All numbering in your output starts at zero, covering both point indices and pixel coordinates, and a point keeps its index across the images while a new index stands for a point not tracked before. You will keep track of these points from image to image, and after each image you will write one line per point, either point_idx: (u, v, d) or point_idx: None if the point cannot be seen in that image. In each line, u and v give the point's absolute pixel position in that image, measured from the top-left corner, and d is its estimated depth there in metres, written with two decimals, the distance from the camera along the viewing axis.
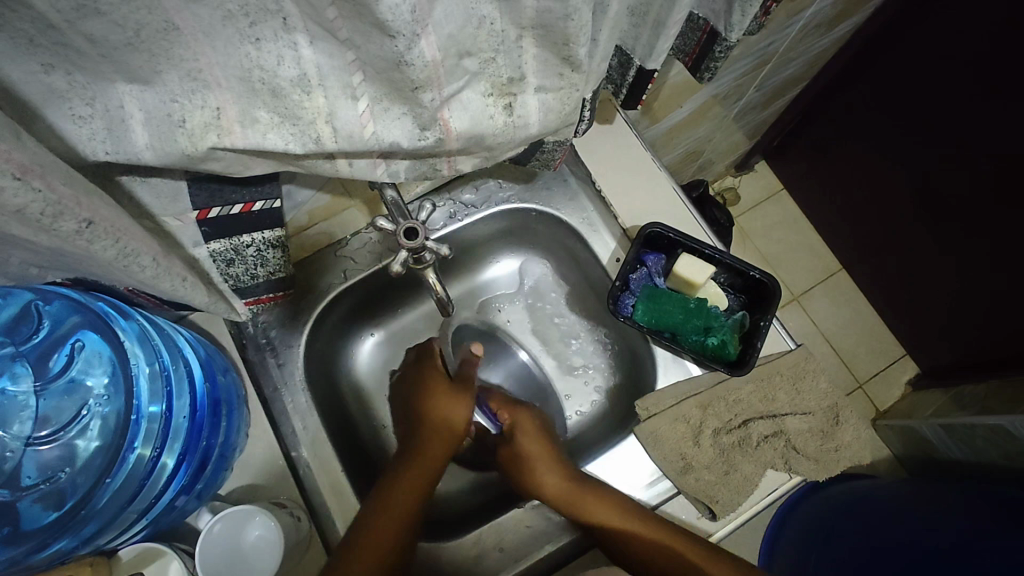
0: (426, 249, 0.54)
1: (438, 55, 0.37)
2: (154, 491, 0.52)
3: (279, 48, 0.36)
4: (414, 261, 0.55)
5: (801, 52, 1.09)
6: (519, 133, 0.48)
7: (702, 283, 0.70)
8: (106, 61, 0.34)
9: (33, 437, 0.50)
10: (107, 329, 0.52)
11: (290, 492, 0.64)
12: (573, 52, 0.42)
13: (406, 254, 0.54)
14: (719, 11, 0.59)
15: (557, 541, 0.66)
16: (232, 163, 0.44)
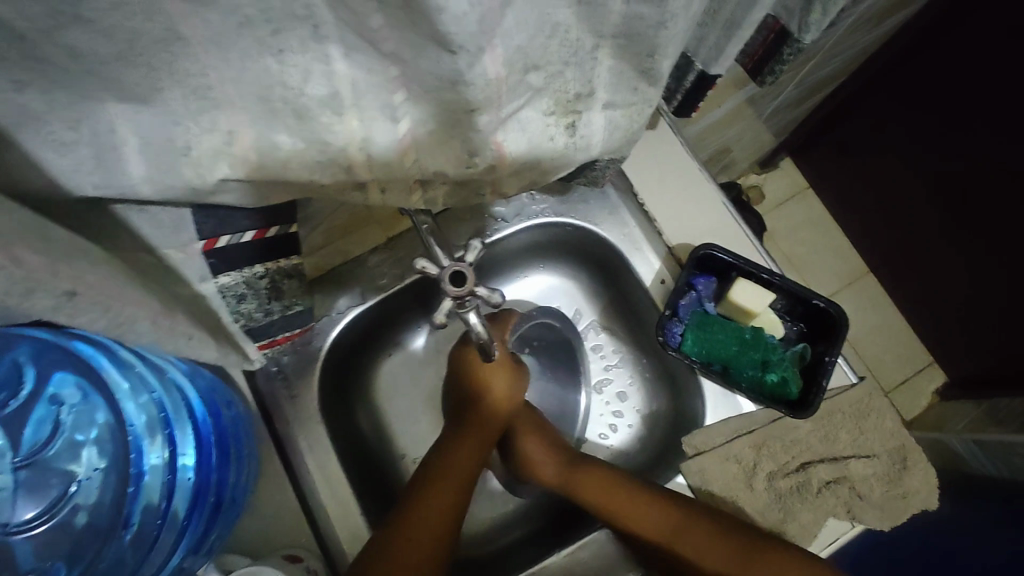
0: (474, 296, 0.47)
1: (502, 72, 0.30)
2: (161, 557, 0.47)
3: (308, 61, 0.29)
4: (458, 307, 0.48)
5: (847, 48, 1.01)
6: (579, 155, 0.41)
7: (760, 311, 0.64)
8: (92, 77, 0.27)
9: (18, 521, 0.44)
10: (91, 375, 0.46)
11: (306, 540, 0.58)
12: (655, 64, 0.35)
13: (451, 303, 0.46)
14: (794, 9, 0.52)
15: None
16: (246, 193, 0.37)
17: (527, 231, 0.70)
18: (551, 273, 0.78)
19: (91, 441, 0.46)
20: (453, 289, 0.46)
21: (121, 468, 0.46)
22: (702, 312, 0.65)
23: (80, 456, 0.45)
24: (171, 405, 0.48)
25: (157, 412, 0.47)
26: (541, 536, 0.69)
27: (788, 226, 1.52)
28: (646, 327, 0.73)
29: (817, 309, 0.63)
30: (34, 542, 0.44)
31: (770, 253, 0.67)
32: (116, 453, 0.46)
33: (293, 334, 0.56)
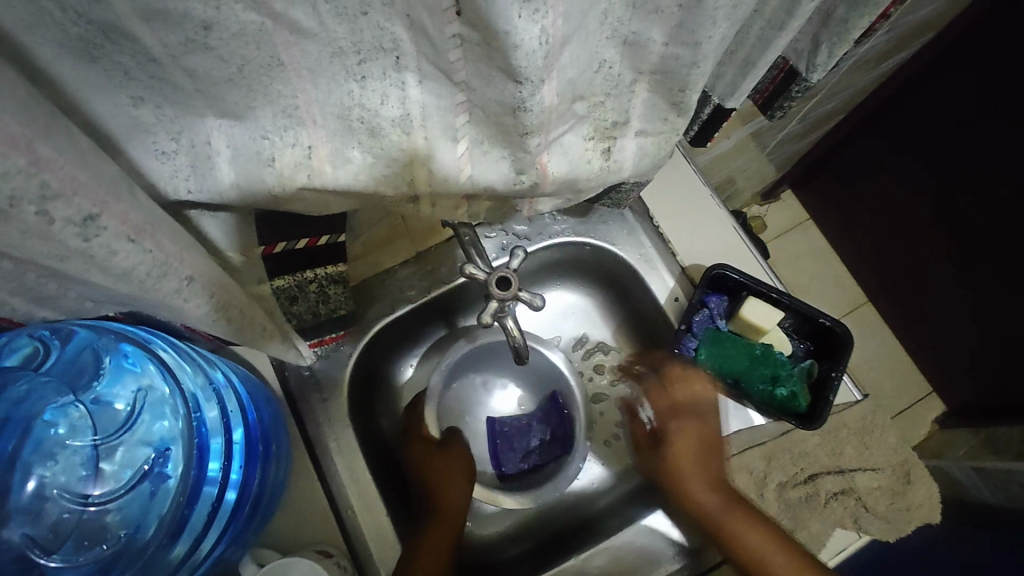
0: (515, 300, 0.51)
1: (555, 100, 0.34)
2: (207, 546, 0.49)
3: (385, 87, 0.34)
4: (501, 311, 0.51)
5: (848, 85, 1.06)
6: (612, 177, 0.45)
7: (768, 328, 0.67)
8: (201, 95, 0.31)
9: (88, 497, 0.45)
10: (160, 363, 0.49)
11: (334, 537, 0.60)
12: (685, 98, 0.39)
13: (497, 306, 0.50)
14: (803, 50, 0.57)
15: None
16: (314, 203, 0.40)
17: (549, 250, 0.74)
18: (569, 291, 0.81)
19: (158, 425, 0.49)
20: (498, 293, 0.50)
21: (186, 448, 0.48)
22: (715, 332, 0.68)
23: (151, 438, 0.48)
24: (225, 402, 0.52)
25: (217, 403, 0.51)
26: (544, 552, 0.70)
27: (789, 255, 1.57)
28: (660, 344, 0.77)
29: (824, 328, 0.66)
30: (100, 519, 0.45)
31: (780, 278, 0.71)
32: (180, 441, 0.49)
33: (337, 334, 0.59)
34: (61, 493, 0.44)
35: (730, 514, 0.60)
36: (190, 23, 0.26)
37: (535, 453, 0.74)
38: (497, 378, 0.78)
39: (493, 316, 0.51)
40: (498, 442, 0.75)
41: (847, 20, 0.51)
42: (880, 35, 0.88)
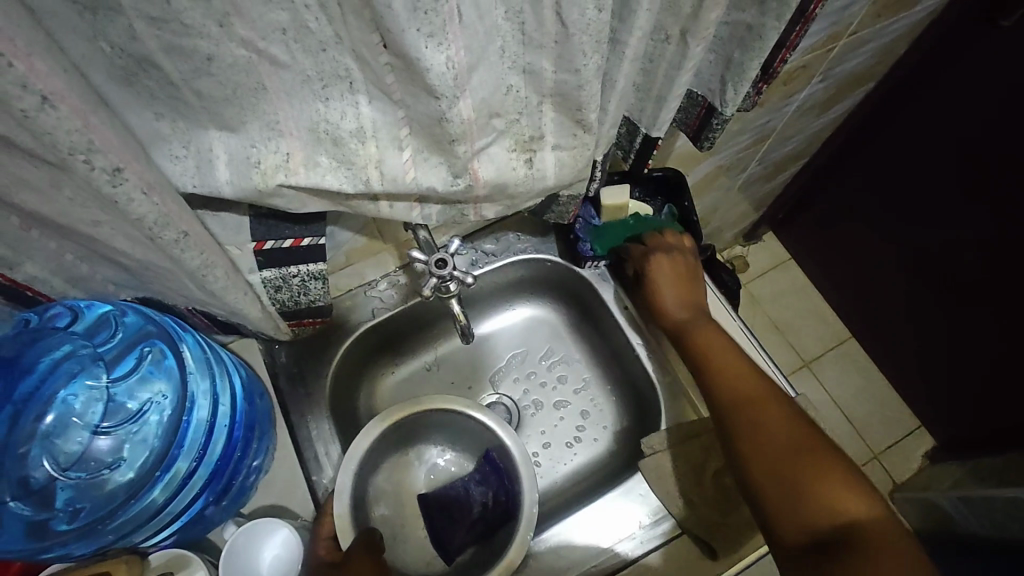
0: (453, 280, 0.59)
1: (473, 115, 0.44)
2: (182, 504, 0.55)
3: (343, 106, 0.45)
4: (441, 291, 0.60)
5: (799, 129, 1.17)
6: (538, 184, 0.55)
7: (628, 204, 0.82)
8: (205, 111, 0.42)
9: (99, 427, 0.53)
10: (172, 339, 0.56)
11: (309, 514, 0.67)
12: (585, 116, 0.50)
13: (435, 283, 0.59)
14: (715, 89, 0.68)
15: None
16: (292, 201, 0.51)
17: (515, 266, 0.83)
18: (536, 306, 0.90)
19: (162, 381, 0.55)
20: (437, 272, 0.59)
21: (173, 422, 0.54)
22: (596, 225, 0.81)
23: (156, 390, 0.55)
24: (219, 390, 0.58)
25: (211, 376, 0.57)
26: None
27: (772, 292, 1.62)
28: (615, 351, 0.84)
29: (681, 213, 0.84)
30: (103, 447, 0.53)
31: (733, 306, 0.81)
32: (177, 395, 0.55)
33: (318, 320, 0.68)
34: (80, 422, 0.53)
35: (689, 321, 0.73)
36: (198, 56, 0.38)
37: (480, 521, 0.74)
38: (430, 448, 0.79)
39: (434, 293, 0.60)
40: (435, 517, 0.75)
41: (741, 62, 0.63)
42: (816, 84, 0.99)
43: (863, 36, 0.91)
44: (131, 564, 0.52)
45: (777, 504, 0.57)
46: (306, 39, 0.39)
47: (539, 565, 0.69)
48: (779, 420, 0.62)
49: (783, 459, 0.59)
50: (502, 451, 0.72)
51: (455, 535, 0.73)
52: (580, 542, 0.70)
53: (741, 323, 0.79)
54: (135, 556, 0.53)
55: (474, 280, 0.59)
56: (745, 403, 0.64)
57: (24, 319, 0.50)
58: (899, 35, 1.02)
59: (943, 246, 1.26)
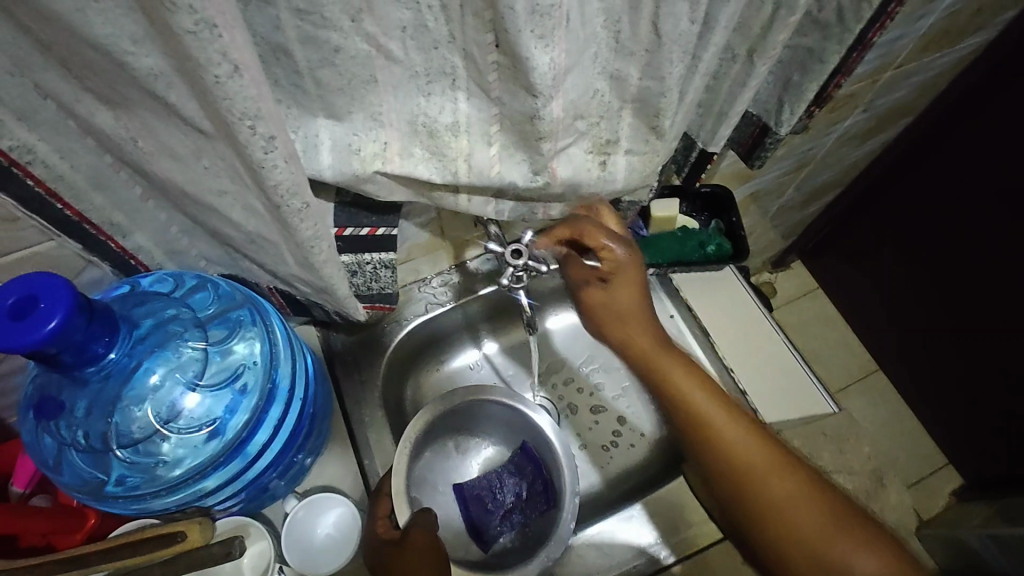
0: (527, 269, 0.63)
1: (562, 114, 0.48)
2: (255, 470, 0.58)
3: (443, 101, 0.48)
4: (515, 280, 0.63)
5: (837, 158, 1.20)
6: (608, 186, 0.58)
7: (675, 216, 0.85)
8: (319, 100, 0.46)
9: (193, 384, 0.54)
10: (262, 310, 0.59)
11: (360, 496, 0.69)
12: (660, 123, 0.53)
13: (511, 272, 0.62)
14: (770, 110, 0.71)
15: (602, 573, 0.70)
16: (381, 188, 0.54)
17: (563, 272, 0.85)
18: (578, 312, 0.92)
19: (252, 347, 0.58)
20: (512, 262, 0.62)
21: (262, 390, 0.56)
22: (643, 236, 0.84)
23: (245, 355, 0.57)
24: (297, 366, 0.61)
25: (291, 349, 0.60)
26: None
27: (801, 320, 1.62)
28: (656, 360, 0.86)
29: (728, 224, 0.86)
30: (196, 405, 0.54)
31: (770, 311, 0.82)
32: (264, 363, 0.57)
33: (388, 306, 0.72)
34: (175, 380, 0.53)
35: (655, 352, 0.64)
36: (327, 47, 0.42)
37: (515, 513, 0.76)
38: (470, 440, 0.82)
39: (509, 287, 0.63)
40: (471, 507, 0.76)
41: (800, 84, 0.66)
42: (858, 114, 1.02)
43: (907, 69, 0.95)
44: (203, 525, 0.56)
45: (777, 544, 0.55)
46: (422, 37, 0.43)
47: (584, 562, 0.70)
48: (730, 430, 0.59)
49: (771, 500, 0.56)
50: (540, 441, 0.76)
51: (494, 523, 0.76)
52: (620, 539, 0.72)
53: (785, 337, 0.80)
54: (207, 519, 0.56)
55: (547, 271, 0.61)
56: (725, 437, 0.59)
57: (127, 285, 0.55)
58: (940, 72, 1.05)
59: (978, 283, 1.26)
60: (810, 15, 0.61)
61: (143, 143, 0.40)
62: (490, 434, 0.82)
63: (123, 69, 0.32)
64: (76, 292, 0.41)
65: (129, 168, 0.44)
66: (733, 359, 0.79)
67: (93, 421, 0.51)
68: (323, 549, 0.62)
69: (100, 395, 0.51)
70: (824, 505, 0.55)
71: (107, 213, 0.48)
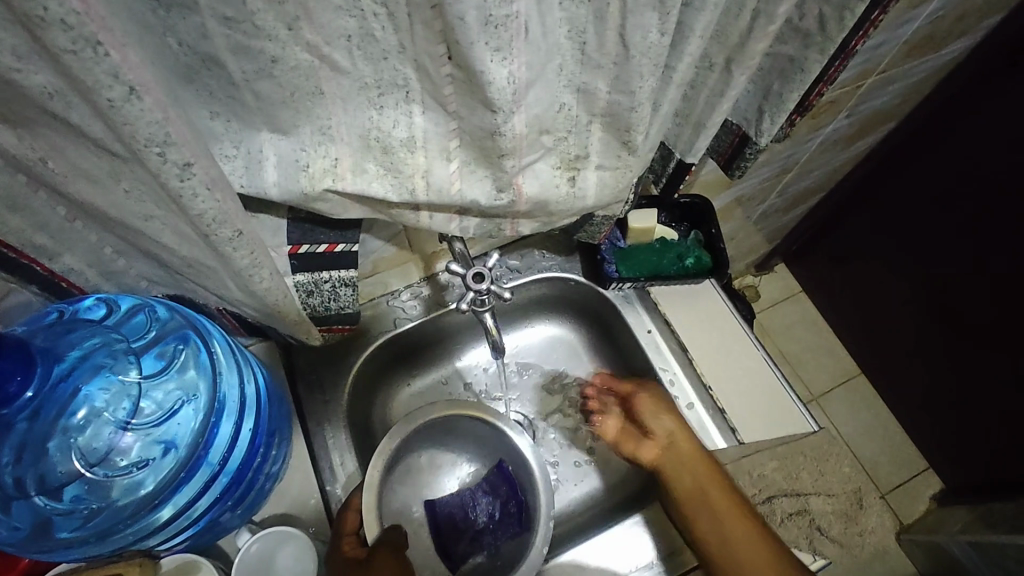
0: (489, 293, 0.59)
1: (525, 130, 0.45)
2: (201, 507, 0.55)
3: (397, 114, 0.45)
4: (476, 304, 0.60)
5: (820, 164, 1.18)
6: (578, 203, 0.55)
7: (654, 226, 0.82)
8: (260, 113, 0.42)
9: (125, 422, 0.52)
10: (204, 337, 0.55)
11: (320, 525, 0.66)
12: (632, 138, 0.50)
13: (471, 297, 0.59)
14: (751, 119, 0.68)
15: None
16: (335, 205, 0.50)
17: (537, 284, 0.82)
18: (555, 325, 0.88)
19: (192, 380, 0.54)
20: (473, 285, 0.59)
21: (201, 424, 0.53)
22: (621, 247, 0.81)
23: (184, 388, 0.54)
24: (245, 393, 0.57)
25: (238, 376, 0.57)
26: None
27: (783, 324, 1.61)
28: (632, 375, 0.83)
29: (708, 236, 0.83)
30: (129, 445, 0.51)
31: (748, 325, 0.80)
32: (205, 396, 0.54)
33: (346, 325, 0.69)
34: (106, 417, 0.51)
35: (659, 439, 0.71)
36: (263, 57, 0.38)
37: (487, 534, 0.73)
38: (444, 455, 0.78)
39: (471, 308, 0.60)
40: (442, 527, 0.74)
41: (781, 93, 0.63)
42: (841, 120, 1.00)
43: (891, 75, 0.92)
44: (144, 566, 0.52)
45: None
46: (369, 47, 0.39)
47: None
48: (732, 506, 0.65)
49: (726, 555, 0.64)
50: (516, 462, 0.72)
51: (465, 548, 0.72)
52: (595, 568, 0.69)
53: (766, 353, 0.78)
54: (148, 560, 0.53)
55: (510, 296, 0.59)
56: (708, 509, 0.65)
57: (56, 310, 0.52)
58: (923, 77, 1.03)
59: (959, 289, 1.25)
60: (791, 22, 0.58)
61: (53, 163, 0.36)
62: (466, 450, 0.78)
63: (12, 87, 0.28)
64: None
65: (47, 188, 0.40)
66: (711, 378, 0.76)
67: (20, 464, 0.49)
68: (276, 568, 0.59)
69: (28, 436, 0.49)
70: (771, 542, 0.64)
71: (28, 235, 0.44)
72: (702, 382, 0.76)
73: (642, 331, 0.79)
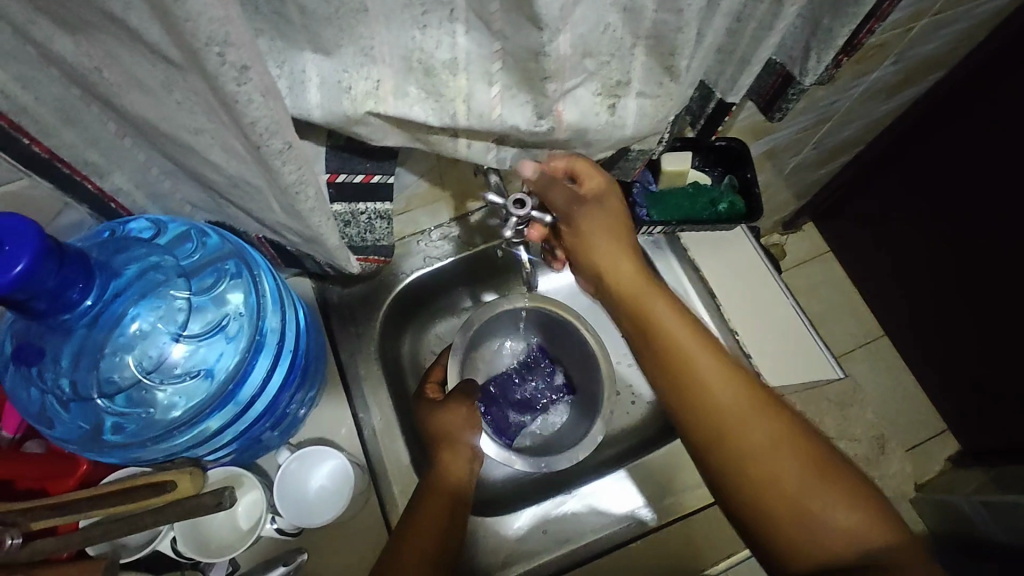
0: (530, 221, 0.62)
1: (569, 51, 0.44)
2: (246, 422, 0.58)
3: (440, 34, 0.44)
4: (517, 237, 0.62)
5: (860, 114, 1.13)
6: (616, 133, 0.54)
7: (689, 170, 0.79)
8: (305, 30, 0.41)
9: (178, 334, 0.55)
10: (253, 262, 0.58)
11: (354, 450, 0.69)
12: (675, 63, 0.49)
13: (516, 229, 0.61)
14: (795, 57, 0.66)
15: (574, 543, 0.70)
16: (375, 128, 0.50)
17: None
18: None
19: (239, 300, 0.57)
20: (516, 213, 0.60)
21: (244, 345, 0.56)
22: (653, 191, 0.80)
23: (232, 307, 0.57)
24: (286, 316, 0.60)
25: (278, 296, 0.59)
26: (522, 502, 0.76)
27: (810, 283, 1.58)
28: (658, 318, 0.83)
29: (744, 180, 0.81)
30: (181, 356, 0.55)
31: (781, 273, 0.80)
32: (251, 315, 0.57)
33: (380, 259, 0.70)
34: (159, 331, 0.54)
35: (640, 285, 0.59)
36: None
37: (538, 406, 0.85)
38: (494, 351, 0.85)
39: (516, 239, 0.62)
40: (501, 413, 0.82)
41: (830, 28, 0.61)
42: (887, 67, 0.96)
43: (944, 17, 0.88)
44: (195, 474, 0.55)
45: (779, 553, 0.51)
46: None
47: (561, 531, 0.71)
48: (722, 372, 0.55)
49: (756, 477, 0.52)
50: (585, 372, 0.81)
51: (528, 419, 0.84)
52: (615, 515, 0.72)
53: (795, 302, 0.78)
54: (197, 468, 0.56)
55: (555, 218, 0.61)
56: (697, 372, 0.55)
57: (108, 229, 0.53)
58: (978, 21, 0.98)
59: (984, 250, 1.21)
60: None
61: (110, 72, 0.36)
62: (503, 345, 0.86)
63: None
64: (42, 233, 0.40)
65: (100, 101, 0.41)
66: (740, 325, 0.77)
67: (77, 371, 0.52)
68: (315, 504, 0.61)
69: (86, 343, 0.51)
70: (766, 406, 0.54)
71: (81, 150, 0.45)
72: (727, 326, 0.77)
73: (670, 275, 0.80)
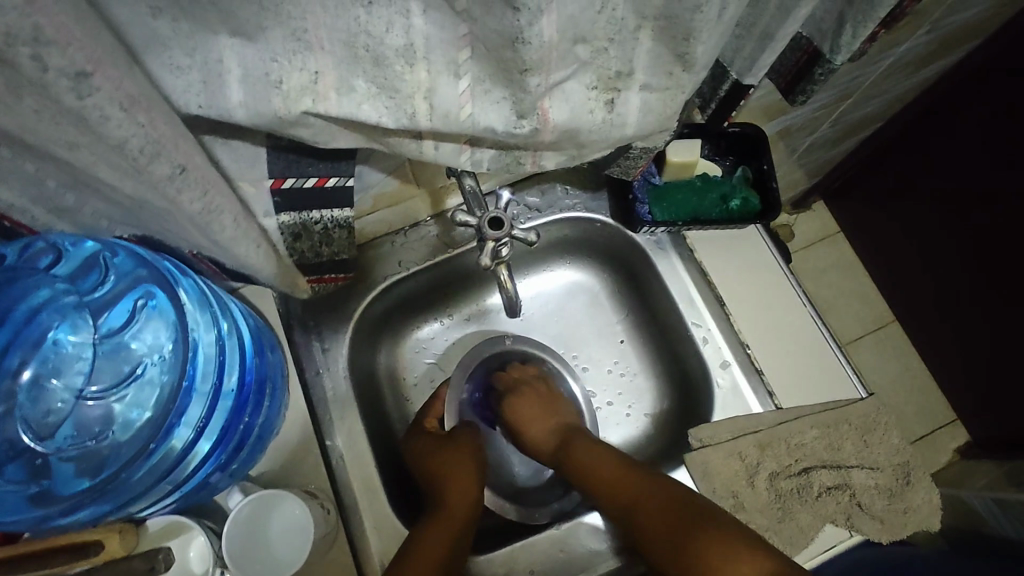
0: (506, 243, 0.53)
1: (556, 37, 0.35)
2: (186, 471, 0.51)
3: (391, 14, 0.34)
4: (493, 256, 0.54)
5: (886, 89, 1.03)
6: (615, 131, 0.45)
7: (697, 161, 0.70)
8: (214, 8, 0.32)
9: (84, 390, 0.51)
10: (171, 290, 0.51)
11: (321, 483, 0.62)
12: (691, 48, 0.40)
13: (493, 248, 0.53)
14: (826, 31, 0.56)
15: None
16: (319, 130, 0.41)
17: (559, 224, 0.73)
18: (578, 270, 0.80)
19: (156, 342, 0.52)
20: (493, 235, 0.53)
21: (173, 387, 0.50)
22: (655, 184, 0.71)
23: (149, 348, 0.52)
24: (224, 348, 0.52)
25: (213, 325, 0.52)
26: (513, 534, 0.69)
27: None
28: (659, 326, 0.75)
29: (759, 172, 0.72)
30: (92, 412, 0.50)
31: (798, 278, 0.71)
32: (176, 352, 0.51)
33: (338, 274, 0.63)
34: (61, 387, 0.50)
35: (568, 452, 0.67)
36: None
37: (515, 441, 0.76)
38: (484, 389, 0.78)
39: (493, 259, 0.53)
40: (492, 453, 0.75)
41: None
42: (919, 38, 0.85)
43: None
44: (124, 533, 0.49)
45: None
46: None
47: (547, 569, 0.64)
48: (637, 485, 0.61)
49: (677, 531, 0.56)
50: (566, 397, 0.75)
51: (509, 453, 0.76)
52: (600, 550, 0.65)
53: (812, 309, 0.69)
54: (128, 524, 0.50)
55: (537, 239, 0.55)
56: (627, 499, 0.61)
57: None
58: None
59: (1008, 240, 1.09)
60: None
61: None
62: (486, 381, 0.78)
63: None
64: None
65: None
66: (749, 336, 0.69)
67: None
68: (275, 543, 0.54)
69: None
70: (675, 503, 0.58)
71: None
72: (739, 340, 0.69)
73: (674, 280, 0.71)
